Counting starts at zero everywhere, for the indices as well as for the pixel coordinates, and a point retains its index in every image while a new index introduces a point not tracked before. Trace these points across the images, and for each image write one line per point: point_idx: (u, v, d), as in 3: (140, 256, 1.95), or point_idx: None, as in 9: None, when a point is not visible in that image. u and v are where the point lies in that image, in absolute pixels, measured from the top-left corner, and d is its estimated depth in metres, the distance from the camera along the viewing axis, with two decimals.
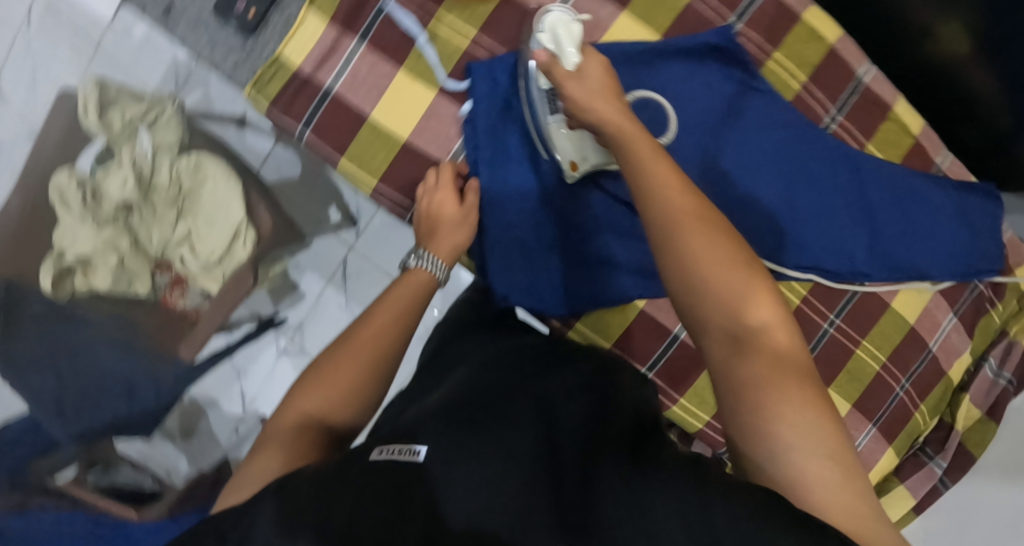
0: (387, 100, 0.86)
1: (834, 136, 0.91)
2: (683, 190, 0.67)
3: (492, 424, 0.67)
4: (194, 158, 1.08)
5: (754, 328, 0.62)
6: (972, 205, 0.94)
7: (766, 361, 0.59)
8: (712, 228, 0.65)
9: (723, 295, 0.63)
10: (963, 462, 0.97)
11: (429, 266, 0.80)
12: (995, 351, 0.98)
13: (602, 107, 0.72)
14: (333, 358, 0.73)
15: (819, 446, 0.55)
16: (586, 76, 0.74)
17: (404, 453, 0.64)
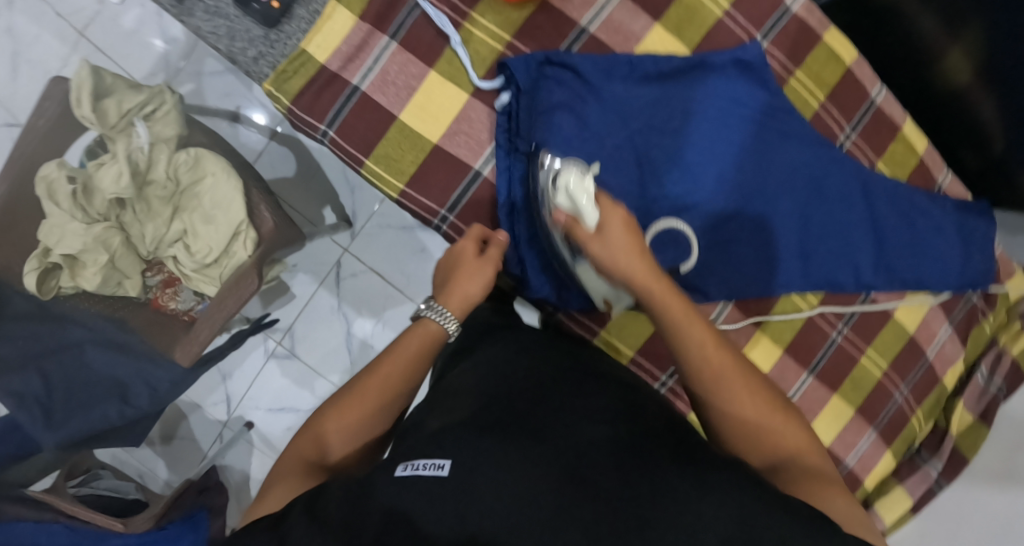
0: (418, 102, 0.84)
1: (848, 154, 0.94)
2: (716, 343, 0.73)
3: (514, 424, 0.67)
4: (193, 152, 1.01)
5: (794, 458, 0.70)
6: (972, 224, 0.98)
7: (808, 478, 0.67)
8: (740, 370, 0.72)
9: (755, 429, 0.70)
10: (957, 464, 1.00)
11: (437, 317, 0.77)
12: (986, 359, 1.03)
13: (631, 262, 0.74)
14: (337, 408, 0.73)
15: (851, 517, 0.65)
16: (609, 229, 0.74)
17: (430, 467, 0.63)
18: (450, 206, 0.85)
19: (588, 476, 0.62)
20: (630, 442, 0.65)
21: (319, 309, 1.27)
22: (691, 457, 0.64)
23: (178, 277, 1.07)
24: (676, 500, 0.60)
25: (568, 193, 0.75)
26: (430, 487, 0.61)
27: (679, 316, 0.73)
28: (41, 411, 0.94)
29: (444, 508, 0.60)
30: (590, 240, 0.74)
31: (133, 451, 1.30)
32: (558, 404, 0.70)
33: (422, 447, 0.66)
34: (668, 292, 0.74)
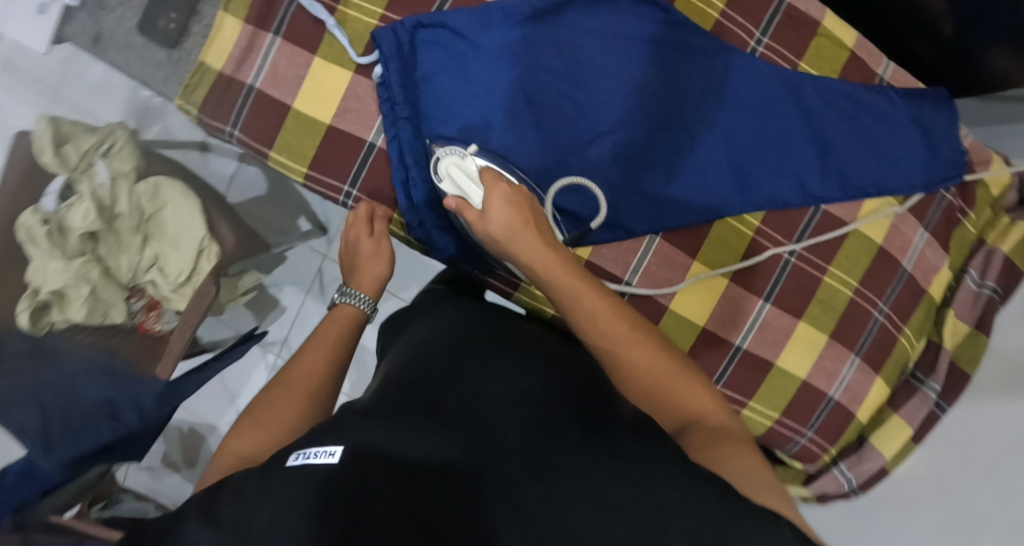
0: (307, 89, 0.88)
1: (762, 59, 0.87)
2: (611, 306, 0.74)
3: (421, 404, 0.65)
4: (152, 182, 1.10)
5: (699, 418, 0.70)
6: (928, 112, 0.90)
7: (711, 440, 0.68)
8: (641, 335, 0.73)
9: (655, 389, 0.71)
10: (957, 382, 0.92)
11: (353, 301, 0.83)
12: (976, 260, 0.93)
13: (515, 234, 0.74)
14: (268, 402, 0.75)
15: (752, 474, 0.65)
16: (491, 211, 0.75)
17: (322, 454, 0.59)
18: (351, 181, 0.88)
19: (495, 449, 0.59)
20: (541, 416, 0.63)
21: (310, 318, 1.33)
22: (608, 433, 0.61)
23: (159, 300, 1.13)
24: (584, 470, 0.57)
25: (452, 177, 0.80)
26: (325, 476, 0.57)
27: (568, 291, 0.73)
28: (40, 436, 0.97)
29: (334, 493, 0.56)
30: (477, 220, 0.76)
31: (160, 477, 1.31)
32: (473, 380, 0.68)
33: (320, 435, 0.62)
34: (565, 272, 0.74)
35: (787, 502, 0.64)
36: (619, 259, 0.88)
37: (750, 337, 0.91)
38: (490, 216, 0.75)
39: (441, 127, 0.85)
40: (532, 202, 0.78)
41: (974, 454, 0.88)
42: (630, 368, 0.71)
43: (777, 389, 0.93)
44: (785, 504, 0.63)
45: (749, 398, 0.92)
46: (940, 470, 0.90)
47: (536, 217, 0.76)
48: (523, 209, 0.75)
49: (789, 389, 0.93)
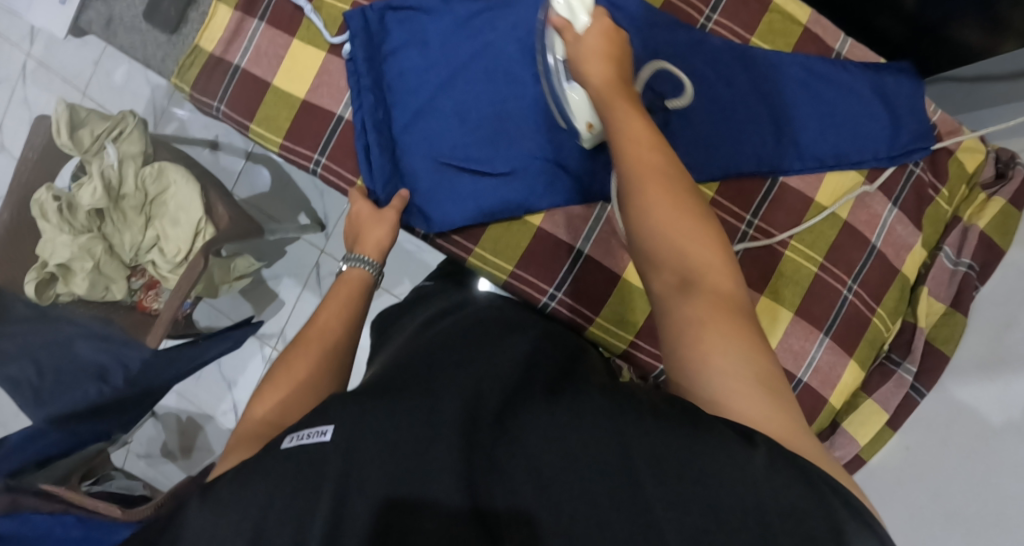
0: (286, 68, 0.95)
1: (712, 34, 0.89)
2: (655, 150, 0.65)
3: (405, 379, 0.64)
4: (156, 164, 1.15)
5: (700, 276, 0.61)
6: (891, 84, 0.89)
7: (705, 303, 0.59)
8: (677, 181, 0.64)
9: (669, 235, 0.62)
10: (935, 362, 0.88)
11: (360, 265, 0.81)
12: (951, 238, 0.90)
13: (601, 62, 0.69)
14: (285, 364, 0.71)
15: (739, 363, 0.57)
16: (583, 40, 0.71)
17: (314, 436, 0.58)
18: (321, 148, 0.93)
19: (468, 415, 0.59)
20: (522, 391, 0.62)
21: (304, 311, 1.35)
22: (574, 395, 0.60)
23: (158, 279, 1.19)
24: (556, 429, 0.57)
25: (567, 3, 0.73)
26: (316, 455, 0.57)
27: (629, 127, 0.66)
28: (31, 392, 1.08)
29: (325, 472, 0.56)
30: (569, 45, 0.72)
31: (156, 465, 1.37)
32: (458, 359, 0.66)
33: (308, 417, 0.61)
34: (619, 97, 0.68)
35: (768, 396, 0.56)
36: (570, 226, 0.89)
37: None
38: (582, 45, 0.71)
39: (399, 98, 0.90)
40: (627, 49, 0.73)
41: (952, 438, 0.84)
42: (660, 205, 0.62)
43: None
44: (772, 409, 0.56)
45: None
46: (919, 456, 0.87)
47: (626, 55, 0.71)
48: (615, 43, 0.71)
49: None
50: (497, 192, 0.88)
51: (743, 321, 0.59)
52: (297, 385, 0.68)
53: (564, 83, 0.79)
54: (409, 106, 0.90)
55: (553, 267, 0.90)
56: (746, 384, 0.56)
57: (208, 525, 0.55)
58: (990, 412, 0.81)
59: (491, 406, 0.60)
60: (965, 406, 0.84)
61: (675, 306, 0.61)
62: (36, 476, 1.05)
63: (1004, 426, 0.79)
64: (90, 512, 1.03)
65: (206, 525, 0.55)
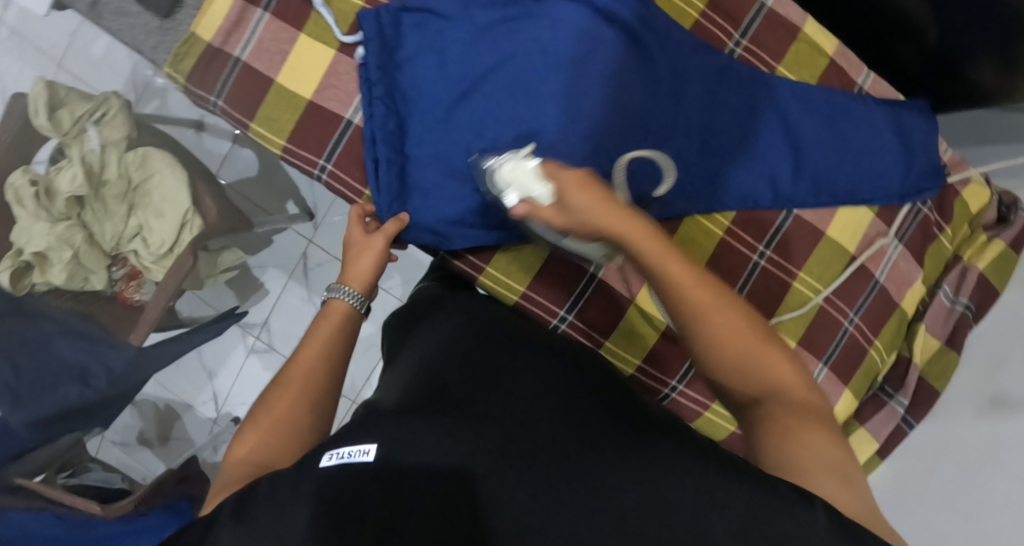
0: (291, 65, 0.89)
1: (739, 60, 0.88)
2: (702, 286, 0.64)
3: (444, 402, 0.64)
4: (141, 151, 1.10)
5: (778, 390, 0.63)
6: (908, 121, 0.90)
7: (790, 412, 0.62)
8: (727, 304, 0.65)
9: (739, 359, 0.64)
10: (927, 397, 0.92)
11: (343, 296, 0.79)
12: (950, 276, 0.93)
13: (606, 216, 0.64)
14: (267, 405, 0.72)
15: (828, 464, 0.60)
16: (565, 197, 0.64)
17: (356, 453, 0.59)
18: (327, 155, 0.89)
19: (527, 448, 0.58)
20: (582, 425, 0.61)
21: (290, 303, 1.34)
22: (638, 435, 0.60)
23: (140, 270, 1.12)
24: (623, 470, 0.57)
25: (515, 188, 0.65)
26: (361, 476, 0.57)
27: (666, 267, 0.64)
28: (8, 396, 0.98)
29: (369, 506, 0.55)
30: (552, 220, 0.65)
31: (132, 453, 1.30)
32: (509, 388, 0.66)
33: (344, 435, 0.61)
34: (646, 237, 0.65)
35: (856, 491, 0.59)
36: None
37: None
38: (570, 204, 0.64)
39: (416, 106, 0.87)
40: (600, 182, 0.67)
41: (937, 466, 0.89)
42: (726, 338, 0.64)
43: None
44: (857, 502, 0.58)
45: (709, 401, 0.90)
46: (908, 484, 0.90)
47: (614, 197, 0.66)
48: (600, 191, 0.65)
49: None
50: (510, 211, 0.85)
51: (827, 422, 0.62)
52: (270, 431, 0.70)
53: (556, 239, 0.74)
54: (426, 115, 0.86)
55: (564, 289, 0.89)
56: (830, 478, 0.59)
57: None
58: (977, 448, 0.85)
59: (552, 442, 0.59)
60: (955, 441, 0.88)
61: (761, 415, 0.64)
62: (11, 470, 1.03)
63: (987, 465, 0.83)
64: (67, 508, 1.02)
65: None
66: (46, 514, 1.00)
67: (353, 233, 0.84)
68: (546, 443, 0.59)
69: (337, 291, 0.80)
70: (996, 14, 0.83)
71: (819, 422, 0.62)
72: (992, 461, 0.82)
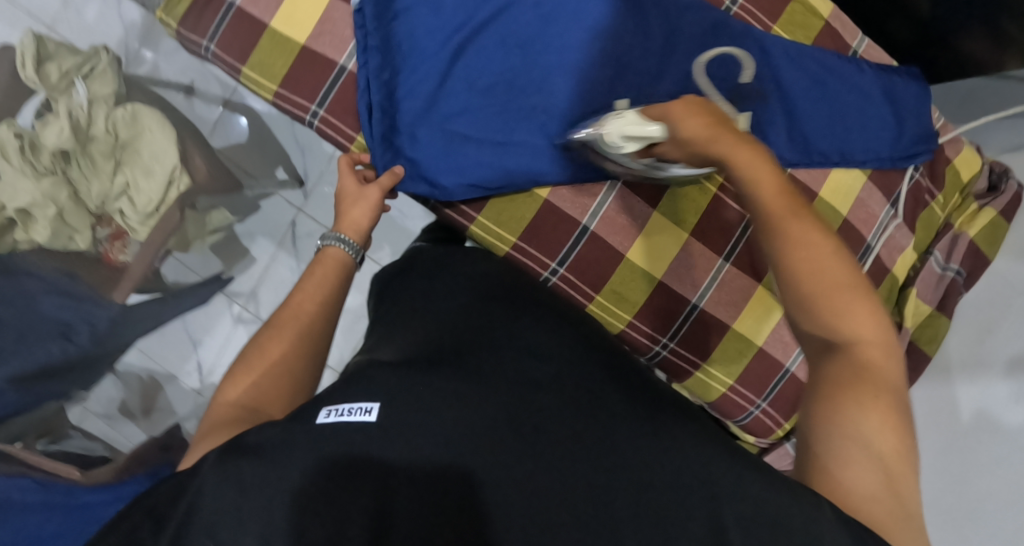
0: (286, 10, 0.88)
1: (734, 17, 0.88)
2: (803, 221, 0.62)
3: (458, 367, 0.63)
4: (130, 109, 1.09)
5: (852, 346, 0.59)
6: (901, 87, 0.90)
7: (851, 377, 0.58)
8: (827, 245, 0.61)
9: (814, 301, 0.60)
10: (917, 361, 0.91)
11: (339, 244, 0.78)
12: (942, 244, 0.93)
13: (710, 137, 0.67)
14: (258, 346, 0.69)
15: (877, 451, 0.56)
16: (677, 122, 0.70)
17: (356, 412, 0.59)
18: (319, 100, 0.87)
19: (542, 420, 0.59)
20: (598, 403, 0.61)
21: (278, 273, 1.34)
22: (660, 422, 0.60)
23: (126, 230, 1.10)
24: (638, 452, 0.57)
25: (629, 138, 0.73)
26: (357, 435, 0.57)
27: (769, 197, 0.63)
28: None
29: (364, 487, 0.55)
30: (674, 144, 0.71)
31: (116, 427, 1.20)
32: (527, 350, 0.66)
33: (343, 389, 0.62)
34: (760, 164, 0.65)
35: (907, 493, 0.56)
36: (576, 204, 0.86)
37: (707, 297, 0.88)
38: (677, 128, 0.69)
39: (406, 52, 0.84)
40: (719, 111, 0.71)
41: (928, 435, 0.88)
42: (808, 277, 0.60)
43: (731, 354, 0.89)
44: (888, 496, 0.55)
45: (703, 360, 0.89)
46: None
47: (729, 125, 0.68)
48: (715, 117, 0.68)
49: (744, 354, 0.89)
50: (501, 164, 0.83)
51: (896, 399, 0.57)
52: (269, 375, 0.67)
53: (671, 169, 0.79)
54: (418, 63, 0.83)
55: (555, 244, 0.87)
56: (868, 459, 0.55)
57: (227, 505, 0.54)
58: (971, 417, 0.85)
59: (565, 413, 0.59)
60: (947, 408, 0.88)
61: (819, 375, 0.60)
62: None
63: (982, 426, 0.84)
64: (46, 474, 0.96)
65: (226, 494, 0.54)
66: (29, 478, 0.94)
67: (344, 179, 0.84)
68: (563, 414, 0.59)
69: (332, 240, 0.79)
70: None
71: (883, 401, 0.57)
72: (990, 427, 0.83)
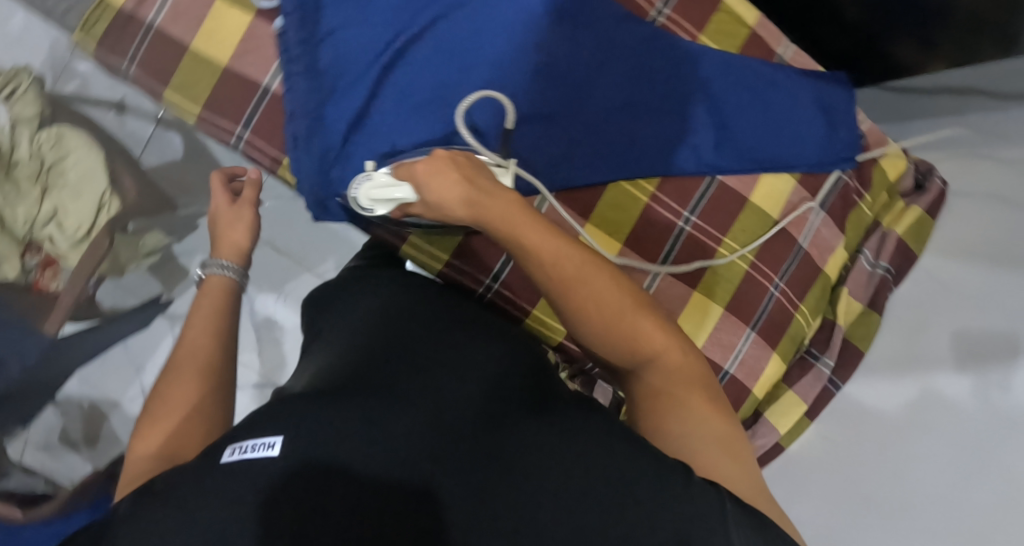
0: (207, 30, 0.86)
1: (662, 28, 0.89)
2: (575, 258, 0.65)
3: (362, 388, 0.60)
4: (55, 130, 1.08)
5: (655, 357, 0.64)
6: (829, 93, 0.93)
7: (664, 385, 0.63)
8: (597, 274, 0.65)
9: (611, 329, 0.65)
10: (851, 356, 0.93)
11: (218, 270, 0.78)
12: (871, 241, 0.97)
13: (453, 198, 0.65)
14: (166, 391, 0.66)
15: (709, 434, 0.60)
16: (424, 183, 0.67)
17: (260, 448, 0.53)
18: (245, 122, 0.86)
19: (449, 430, 0.56)
20: (502, 412, 0.59)
21: None
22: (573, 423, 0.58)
23: (56, 257, 1.07)
24: (547, 455, 0.55)
25: (376, 201, 0.71)
26: (269, 470, 0.52)
27: (536, 241, 0.65)
28: None
29: (280, 511, 0.50)
30: (424, 206, 0.69)
31: (57, 457, 1.14)
32: (431, 367, 0.64)
33: (247, 428, 0.56)
34: (518, 208, 0.66)
35: (742, 461, 0.60)
36: None
37: None
38: (425, 190, 0.66)
39: (334, 76, 0.83)
40: (465, 155, 0.69)
41: (864, 430, 0.88)
42: (597, 314, 0.64)
43: None
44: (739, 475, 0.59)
45: None
46: (833, 448, 0.90)
47: (479, 172, 0.67)
48: (464, 166, 0.67)
49: None
50: None
51: (705, 387, 0.64)
52: (190, 413, 0.65)
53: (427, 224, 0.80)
54: (347, 83, 0.83)
55: (489, 259, 0.86)
56: (711, 448, 0.60)
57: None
58: (900, 417, 0.85)
59: (472, 425, 0.57)
60: (884, 401, 0.88)
61: (643, 390, 0.64)
62: None
63: (913, 419, 0.83)
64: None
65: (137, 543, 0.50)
66: None
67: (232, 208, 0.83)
68: (468, 426, 0.57)
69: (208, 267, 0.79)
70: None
71: (695, 393, 0.63)
72: (923, 423, 0.82)
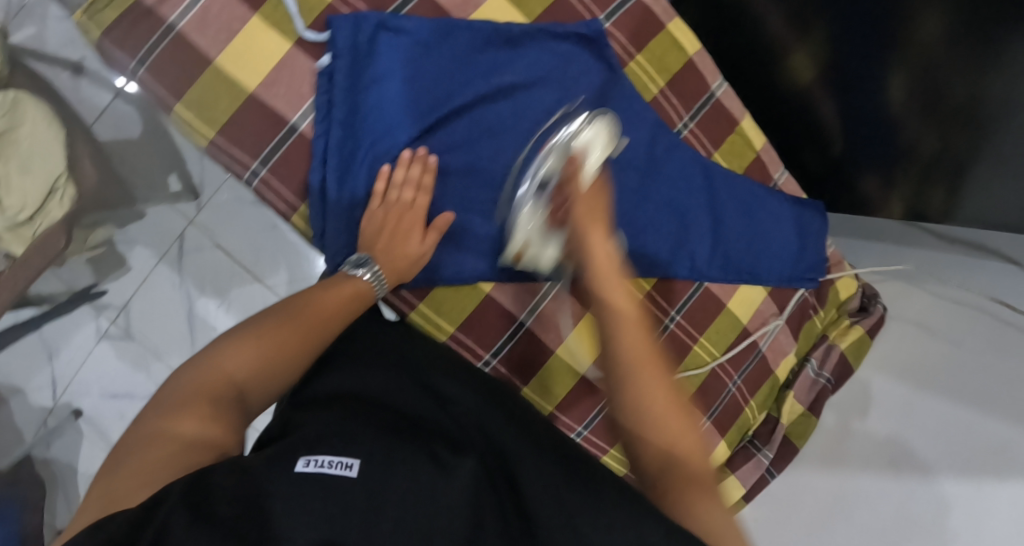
0: (236, 46, 0.80)
1: (685, 141, 0.95)
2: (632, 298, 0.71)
3: (423, 442, 0.65)
4: (12, 95, 0.98)
5: (668, 424, 0.66)
6: (808, 220, 1.01)
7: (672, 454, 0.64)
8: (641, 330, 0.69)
9: (638, 378, 0.67)
10: (786, 452, 1.00)
11: (372, 279, 0.78)
12: (818, 352, 1.05)
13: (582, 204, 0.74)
14: (237, 338, 0.70)
15: (717, 513, 0.62)
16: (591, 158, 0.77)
17: (336, 465, 0.60)
18: (262, 159, 0.81)
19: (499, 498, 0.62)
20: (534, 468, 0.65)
21: (157, 286, 1.20)
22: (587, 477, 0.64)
23: None
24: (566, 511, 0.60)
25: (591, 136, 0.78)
26: (336, 488, 0.58)
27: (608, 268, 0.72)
28: None
29: (353, 508, 0.57)
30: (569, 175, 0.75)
31: None
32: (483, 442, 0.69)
33: (316, 443, 0.63)
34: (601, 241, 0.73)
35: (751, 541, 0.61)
36: (518, 297, 0.89)
37: None
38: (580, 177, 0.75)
39: (370, 132, 0.81)
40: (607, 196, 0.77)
41: (796, 512, 0.96)
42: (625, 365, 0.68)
43: None
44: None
45: (608, 447, 0.93)
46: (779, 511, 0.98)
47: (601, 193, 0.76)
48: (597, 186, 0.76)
49: None
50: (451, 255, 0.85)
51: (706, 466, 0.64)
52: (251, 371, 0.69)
53: (530, 198, 0.79)
54: (387, 140, 0.81)
55: (491, 333, 0.89)
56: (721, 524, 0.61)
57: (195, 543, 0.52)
58: (827, 499, 0.94)
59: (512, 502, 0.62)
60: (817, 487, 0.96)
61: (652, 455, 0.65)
62: None
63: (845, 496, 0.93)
64: None
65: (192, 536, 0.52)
66: None
67: (387, 203, 0.80)
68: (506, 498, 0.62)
69: (354, 263, 0.78)
70: (895, 150, 0.97)
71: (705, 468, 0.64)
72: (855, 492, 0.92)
